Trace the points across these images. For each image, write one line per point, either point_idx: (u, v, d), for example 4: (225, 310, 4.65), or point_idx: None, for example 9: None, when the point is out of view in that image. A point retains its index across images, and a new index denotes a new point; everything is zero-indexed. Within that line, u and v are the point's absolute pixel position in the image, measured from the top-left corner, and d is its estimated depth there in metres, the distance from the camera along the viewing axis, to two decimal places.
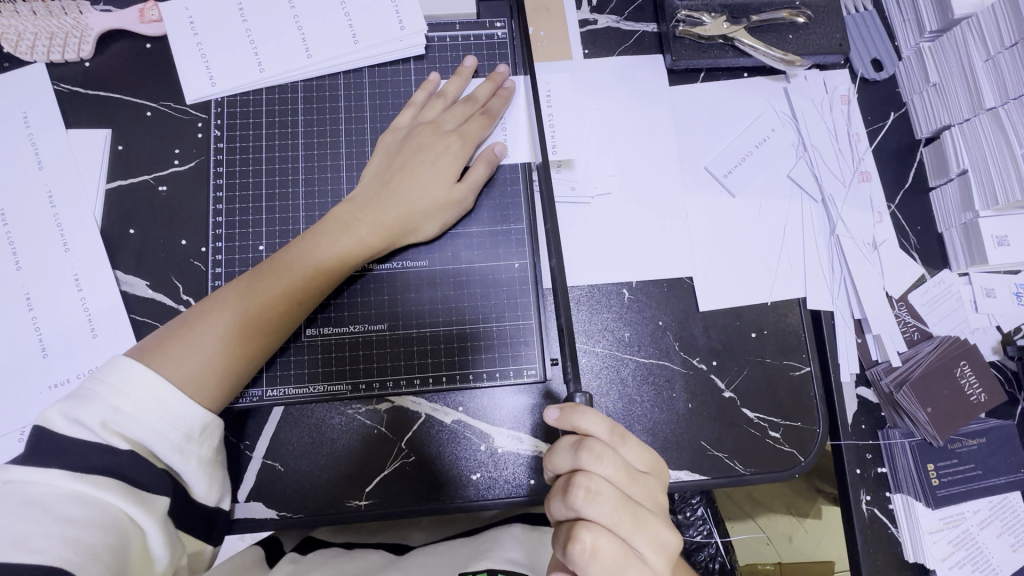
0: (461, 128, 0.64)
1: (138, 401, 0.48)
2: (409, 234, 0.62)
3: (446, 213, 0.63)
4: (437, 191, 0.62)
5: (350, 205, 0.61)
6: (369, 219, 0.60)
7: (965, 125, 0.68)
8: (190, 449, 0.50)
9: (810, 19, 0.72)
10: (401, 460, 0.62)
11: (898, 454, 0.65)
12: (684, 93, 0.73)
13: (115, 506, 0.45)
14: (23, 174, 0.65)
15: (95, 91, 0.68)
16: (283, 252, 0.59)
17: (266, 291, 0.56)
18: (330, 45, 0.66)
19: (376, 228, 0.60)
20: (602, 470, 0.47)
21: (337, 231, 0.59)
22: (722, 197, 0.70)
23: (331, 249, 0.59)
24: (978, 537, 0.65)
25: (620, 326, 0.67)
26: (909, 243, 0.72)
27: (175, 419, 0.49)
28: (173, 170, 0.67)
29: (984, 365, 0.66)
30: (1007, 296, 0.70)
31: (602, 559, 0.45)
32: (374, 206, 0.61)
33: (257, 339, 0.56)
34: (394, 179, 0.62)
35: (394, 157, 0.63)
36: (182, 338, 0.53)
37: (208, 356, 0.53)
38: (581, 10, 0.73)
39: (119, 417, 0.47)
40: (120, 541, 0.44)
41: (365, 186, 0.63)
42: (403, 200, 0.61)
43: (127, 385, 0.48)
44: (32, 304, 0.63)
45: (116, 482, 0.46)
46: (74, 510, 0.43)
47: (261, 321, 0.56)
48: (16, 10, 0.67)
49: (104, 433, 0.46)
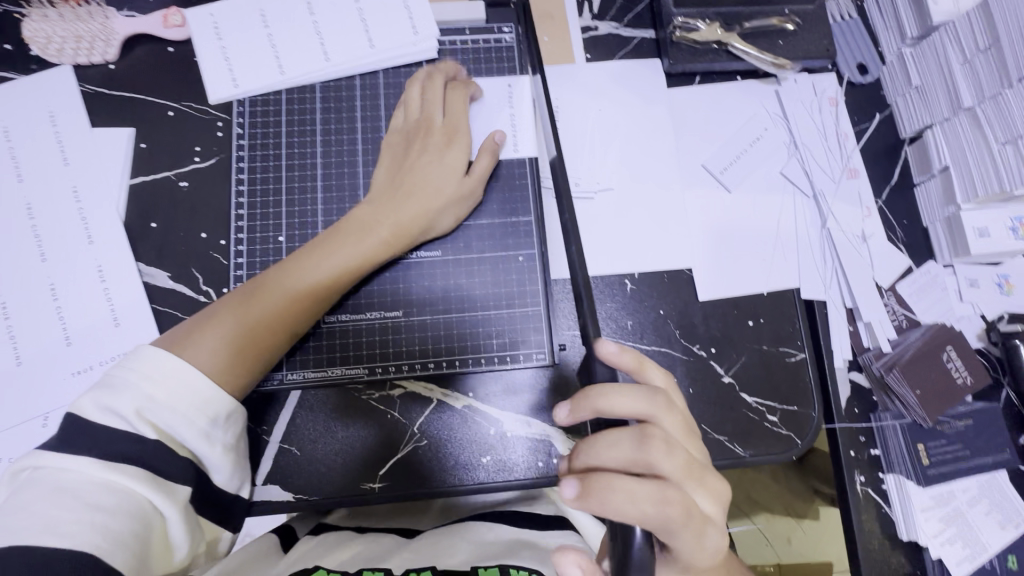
0: (461, 119, 0.67)
1: (170, 389, 0.50)
2: (425, 233, 0.65)
3: (457, 207, 0.66)
4: (447, 185, 0.65)
5: (369, 202, 0.64)
6: (388, 219, 0.63)
7: (946, 124, 0.72)
8: (215, 435, 0.51)
9: (799, 26, 0.76)
10: (414, 444, 0.65)
11: (890, 435, 0.68)
12: (682, 95, 0.76)
13: (141, 496, 0.46)
14: (49, 170, 0.68)
15: (119, 92, 0.71)
16: (306, 250, 0.61)
17: (288, 284, 0.59)
18: (347, 49, 0.70)
19: (394, 225, 0.63)
20: (665, 425, 0.48)
21: (358, 231, 0.62)
22: (720, 192, 0.74)
23: (350, 246, 0.61)
24: (968, 515, 0.68)
25: (623, 315, 0.70)
26: (896, 235, 0.75)
27: (203, 404, 0.50)
28: (193, 167, 0.70)
29: (970, 350, 0.69)
30: (990, 287, 0.74)
31: (659, 502, 0.44)
32: (394, 204, 0.64)
33: (279, 332, 0.58)
34: (409, 172, 0.65)
35: (402, 150, 0.66)
36: (208, 329, 0.55)
37: (232, 347, 0.55)
38: (583, 17, 0.77)
39: (152, 405, 0.49)
40: (145, 530, 0.46)
41: (380, 183, 0.65)
42: (416, 196, 0.64)
43: (157, 374, 0.50)
44: (56, 294, 0.65)
45: (147, 474, 0.47)
46: (104, 499, 0.45)
47: (284, 312, 0.58)
48: (44, 15, 0.71)
49: (137, 421, 0.48)
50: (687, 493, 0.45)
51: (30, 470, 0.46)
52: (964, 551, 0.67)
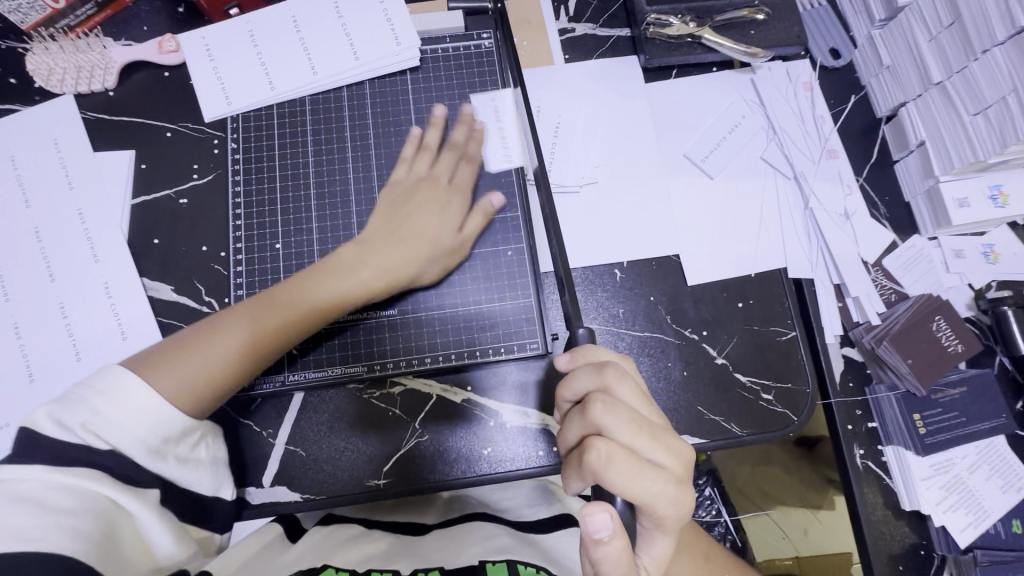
0: (456, 177, 0.70)
1: (124, 408, 0.51)
2: (410, 279, 0.65)
3: (443, 260, 0.67)
4: (437, 243, 0.66)
5: (361, 247, 0.65)
6: (373, 261, 0.64)
7: (919, 100, 0.74)
8: (169, 446, 0.53)
9: (769, 15, 0.78)
10: (417, 439, 0.66)
11: (886, 407, 0.69)
12: (660, 89, 0.79)
13: (102, 496, 0.48)
14: (55, 194, 0.71)
15: (118, 117, 0.74)
16: (289, 284, 0.63)
17: (266, 318, 0.60)
18: (334, 63, 0.73)
19: (380, 271, 0.64)
20: (622, 392, 0.50)
21: (343, 271, 0.63)
22: (703, 179, 0.76)
23: (334, 288, 0.62)
24: (968, 482, 0.68)
25: (614, 303, 0.71)
26: (879, 212, 0.77)
27: (153, 422, 0.52)
28: (192, 183, 0.72)
29: (958, 318, 0.70)
30: (976, 257, 0.75)
31: (616, 473, 0.46)
32: (384, 250, 0.65)
33: (249, 360, 0.59)
34: (399, 220, 0.67)
35: (400, 199, 0.68)
36: (180, 355, 0.56)
37: (195, 378, 0.55)
38: (560, 20, 0.80)
39: (98, 419, 0.50)
40: (109, 526, 0.48)
41: (371, 228, 0.67)
42: (405, 248, 0.65)
43: (111, 391, 0.51)
44: (66, 312, 0.68)
45: (106, 476, 0.49)
46: (64, 500, 0.46)
47: (257, 348, 0.59)
48: (46, 47, 0.74)
49: (86, 435, 0.49)
50: (636, 448, 0.47)
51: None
52: (968, 517, 0.67)
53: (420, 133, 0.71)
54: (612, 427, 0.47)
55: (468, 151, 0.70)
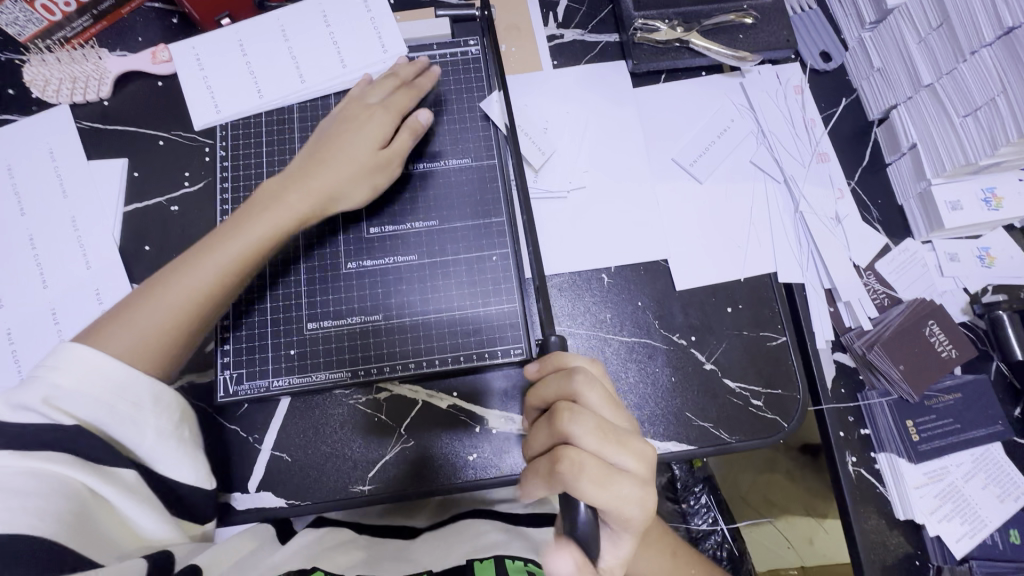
0: (387, 99, 0.70)
1: (78, 376, 0.52)
2: (338, 199, 0.66)
3: (375, 176, 0.67)
4: (366, 154, 0.67)
5: (282, 179, 0.66)
6: (302, 185, 0.65)
7: (909, 103, 0.73)
8: (145, 418, 0.53)
9: (758, 19, 0.78)
10: (402, 445, 0.66)
11: (878, 413, 0.68)
12: (648, 93, 0.79)
13: (73, 479, 0.48)
14: (49, 202, 0.72)
15: (113, 126, 0.75)
16: (218, 231, 0.63)
17: (195, 263, 0.61)
18: (322, 72, 0.74)
19: (306, 195, 0.65)
20: (590, 398, 0.49)
21: (271, 208, 0.64)
22: (691, 183, 0.75)
23: (263, 220, 0.63)
24: (964, 490, 0.67)
25: (601, 308, 0.71)
26: (871, 216, 0.76)
27: (116, 391, 0.52)
28: (183, 191, 0.73)
29: (952, 323, 0.69)
30: (971, 260, 0.74)
31: (586, 485, 0.46)
32: (304, 178, 0.65)
33: (196, 306, 0.60)
34: (320, 149, 0.67)
35: (333, 129, 0.68)
36: (118, 319, 0.58)
37: (139, 336, 0.57)
38: (548, 27, 0.81)
39: (59, 393, 0.51)
40: (83, 507, 0.47)
41: (293, 166, 0.67)
42: (328, 170, 0.66)
43: (66, 363, 0.52)
44: (58, 318, 0.69)
45: (74, 459, 0.49)
46: (33, 483, 0.46)
47: (202, 290, 0.60)
48: (43, 59, 0.76)
49: (48, 410, 0.50)
50: (604, 457, 0.47)
51: None
52: (964, 527, 0.66)
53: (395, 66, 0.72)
54: (584, 437, 0.47)
55: (403, 79, 0.71)
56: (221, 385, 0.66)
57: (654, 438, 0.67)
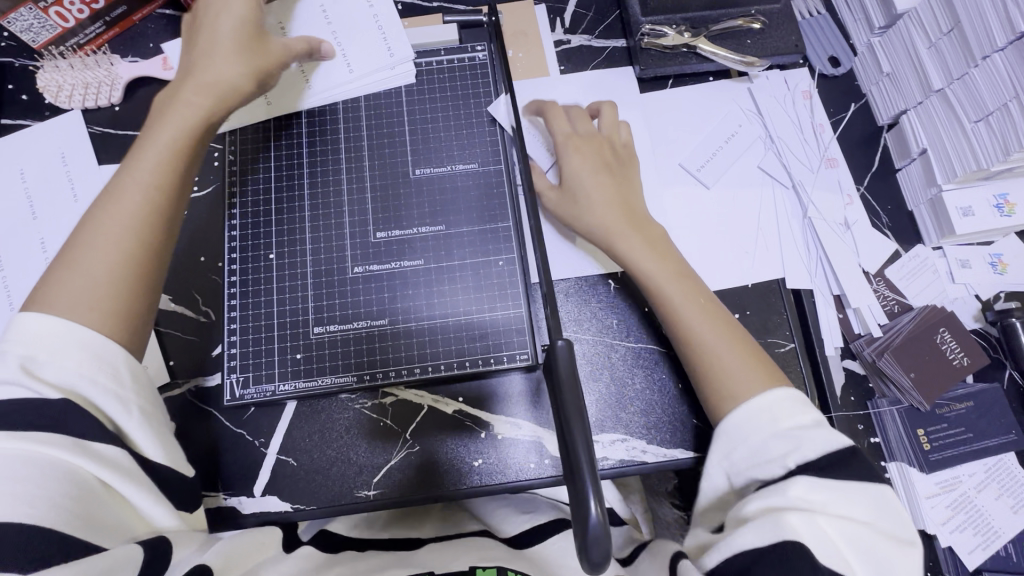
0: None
1: (49, 343, 0.50)
2: (230, 84, 0.62)
3: (253, 58, 0.63)
4: (242, 36, 0.63)
5: (171, 88, 0.62)
6: (191, 86, 0.61)
7: (919, 108, 0.73)
8: (128, 396, 0.52)
9: (766, 24, 0.78)
10: (407, 450, 0.66)
11: (888, 422, 0.68)
12: (654, 98, 0.78)
13: (58, 459, 0.47)
14: (61, 206, 0.73)
15: (124, 131, 0.76)
16: (125, 162, 0.59)
17: (119, 198, 0.56)
18: (328, 78, 0.74)
19: (199, 92, 0.61)
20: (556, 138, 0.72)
21: (167, 113, 0.60)
22: (698, 188, 0.75)
23: (165, 130, 0.59)
24: (977, 501, 0.66)
25: (607, 313, 0.71)
26: (881, 222, 0.76)
27: (95, 356, 0.51)
28: (192, 196, 0.74)
29: (964, 331, 0.69)
30: (983, 267, 0.73)
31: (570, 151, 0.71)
32: (191, 80, 0.62)
33: (136, 230, 0.55)
34: (197, 46, 0.63)
35: (185, 34, 0.65)
36: (61, 280, 0.53)
37: (88, 291, 0.52)
38: (555, 32, 0.81)
39: (36, 359, 0.49)
40: (76, 488, 0.46)
41: (179, 72, 0.64)
42: (208, 62, 0.62)
43: (33, 335, 0.50)
44: None
45: (57, 437, 0.47)
46: (18, 469, 0.45)
47: (134, 227, 0.55)
48: (56, 65, 0.77)
49: (24, 376, 0.48)
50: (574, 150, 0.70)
51: None
52: (976, 538, 0.66)
53: None
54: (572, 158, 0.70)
55: None
56: (228, 388, 0.66)
57: (660, 446, 0.66)
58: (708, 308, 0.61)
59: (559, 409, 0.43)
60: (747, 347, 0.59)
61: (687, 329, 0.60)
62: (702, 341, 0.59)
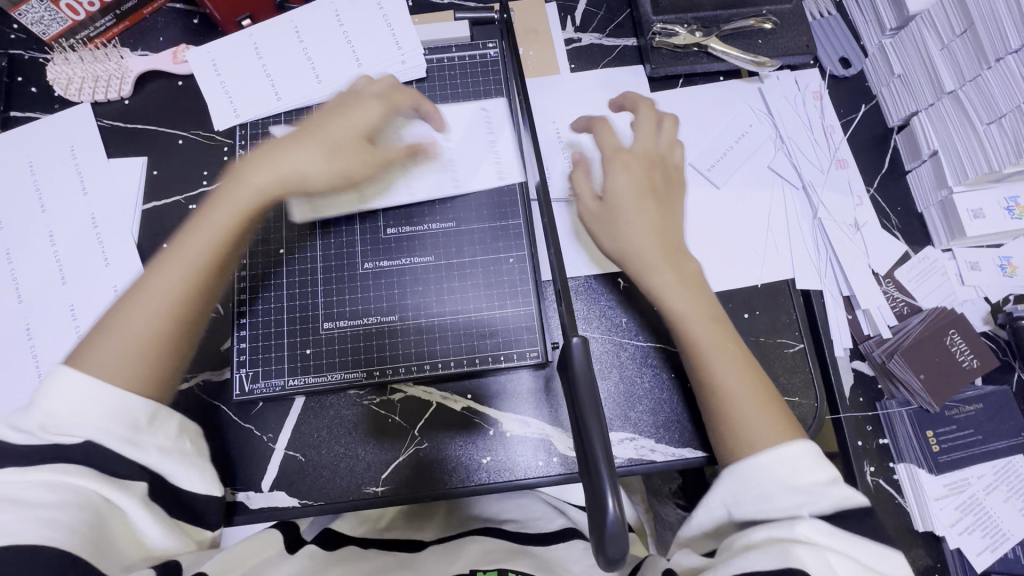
0: (381, 92, 0.65)
1: (68, 400, 0.49)
2: (306, 180, 0.60)
3: (343, 163, 0.61)
4: (348, 142, 0.62)
5: (244, 165, 0.61)
6: (260, 175, 0.60)
7: (931, 110, 0.72)
8: (144, 439, 0.51)
9: (777, 25, 0.78)
10: (415, 447, 0.66)
11: (897, 422, 0.68)
12: (665, 97, 0.78)
13: (83, 489, 0.47)
14: (70, 200, 0.73)
15: (133, 125, 0.76)
16: (182, 231, 0.58)
17: (174, 265, 0.56)
18: (338, 74, 0.74)
19: (271, 182, 0.60)
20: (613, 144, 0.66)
21: (227, 196, 0.59)
22: (708, 188, 0.75)
23: (226, 214, 0.58)
24: (985, 503, 0.67)
25: (617, 312, 0.70)
26: (890, 223, 0.76)
27: (118, 410, 0.50)
28: (202, 190, 0.74)
29: (974, 333, 0.69)
30: (992, 269, 0.73)
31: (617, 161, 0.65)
32: (265, 163, 0.60)
33: (184, 296, 0.55)
34: (316, 124, 0.62)
35: (320, 113, 0.64)
36: (105, 337, 0.53)
37: (128, 353, 0.52)
38: (566, 30, 0.81)
39: (53, 421, 0.49)
40: (94, 517, 0.47)
41: (268, 145, 0.62)
42: (298, 150, 0.60)
43: (54, 391, 0.49)
44: (76, 315, 0.69)
45: (81, 467, 0.48)
46: (42, 496, 0.45)
47: (181, 296, 0.55)
48: (66, 57, 0.76)
49: (46, 435, 0.48)
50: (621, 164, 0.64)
51: None
52: (984, 540, 0.66)
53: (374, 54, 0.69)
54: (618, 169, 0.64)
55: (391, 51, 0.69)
56: (237, 383, 0.66)
57: (669, 444, 0.66)
58: (732, 354, 0.58)
59: (575, 405, 0.43)
60: (770, 403, 0.56)
61: (718, 384, 0.57)
62: (725, 384, 0.57)
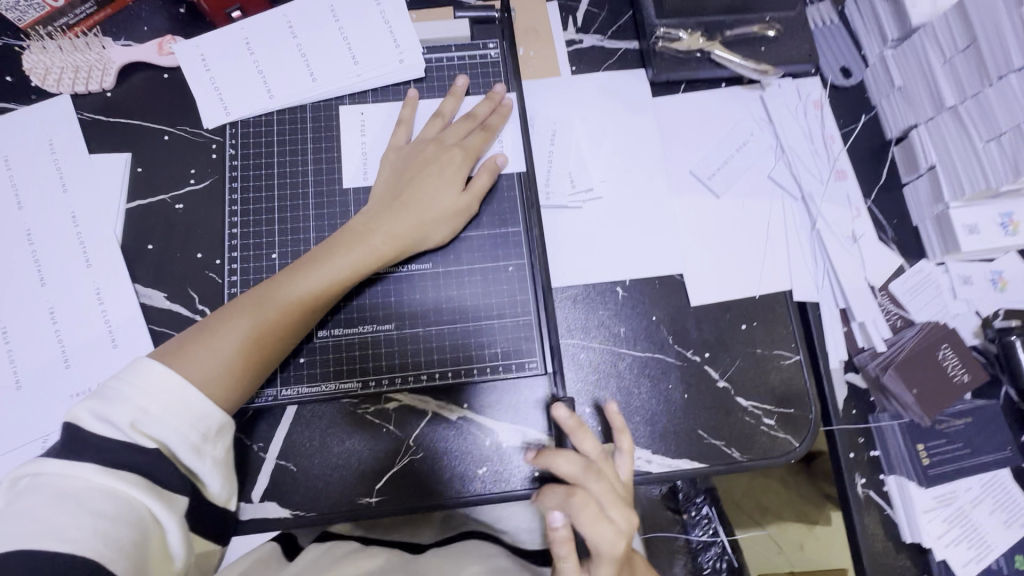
0: (463, 141, 0.69)
1: (161, 399, 0.50)
2: (411, 244, 0.65)
3: (442, 224, 0.66)
4: (436, 200, 0.66)
5: (363, 218, 0.65)
6: (380, 228, 0.64)
7: (930, 124, 0.73)
8: (206, 449, 0.52)
9: (780, 32, 0.77)
10: (410, 457, 0.65)
11: (889, 435, 0.68)
12: (666, 104, 0.77)
13: (140, 504, 0.47)
14: (48, 196, 0.70)
15: (115, 119, 0.73)
16: (296, 264, 0.62)
17: (283, 298, 0.59)
18: (334, 71, 0.72)
19: (386, 239, 0.63)
20: (594, 483, 0.57)
21: (349, 244, 0.63)
22: (708, 197, 0.74)
23: (345, 259, 0.62)
24: (971, 515, 0.69)
25: (615, 322, 0.70)
26: (887, 236, 0.76)
27: (195, 419, 0.51)
28: (189, 189, 0.71)
29: (965, 347, 0.70)
30: (984, 284, 0.74)
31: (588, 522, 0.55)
32: (385, 218, 0.64)
33: (274, 330, 0.58)
34: (403, 192, 0.66)
35: (405, 177, 0.67)
36: (203, 342, 0.55)
37: (221, 369, 0.55)
38: (568, 31, 0.79)
39: (145, 418, 0.49)
40: (143, 536, 0.46)
41: (368, 206, 0.66)
42: (405, 212, 0.65)
43: (149, 385, 0.50)
44: (56, 317, 0.66)
45: (145, 482, 0.48)
46: (105, 505, 0.45)
47: (272, 327, 0.58)
48: (43, 46, 0.72)
49: (133, 433, 0.48)
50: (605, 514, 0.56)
51: (32, 478, 0.46)
52: (970, 551, 0.68)
53: (462, 82, 0.72)
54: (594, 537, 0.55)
55: (479, 118, 0.70)
56: None
57: (665, 455, 0.66)
58: None
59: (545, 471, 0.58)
60: None
61: None
62: None
